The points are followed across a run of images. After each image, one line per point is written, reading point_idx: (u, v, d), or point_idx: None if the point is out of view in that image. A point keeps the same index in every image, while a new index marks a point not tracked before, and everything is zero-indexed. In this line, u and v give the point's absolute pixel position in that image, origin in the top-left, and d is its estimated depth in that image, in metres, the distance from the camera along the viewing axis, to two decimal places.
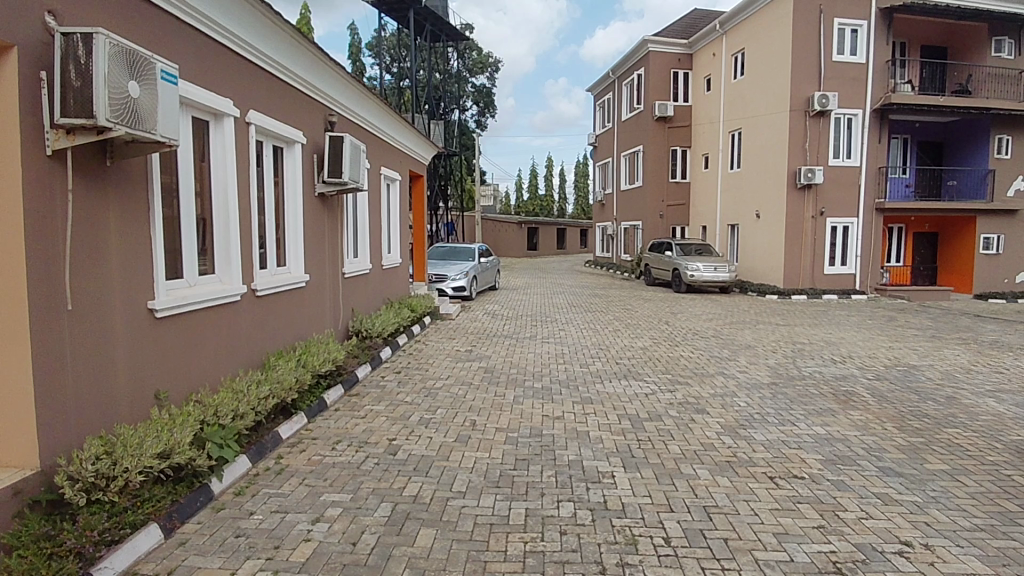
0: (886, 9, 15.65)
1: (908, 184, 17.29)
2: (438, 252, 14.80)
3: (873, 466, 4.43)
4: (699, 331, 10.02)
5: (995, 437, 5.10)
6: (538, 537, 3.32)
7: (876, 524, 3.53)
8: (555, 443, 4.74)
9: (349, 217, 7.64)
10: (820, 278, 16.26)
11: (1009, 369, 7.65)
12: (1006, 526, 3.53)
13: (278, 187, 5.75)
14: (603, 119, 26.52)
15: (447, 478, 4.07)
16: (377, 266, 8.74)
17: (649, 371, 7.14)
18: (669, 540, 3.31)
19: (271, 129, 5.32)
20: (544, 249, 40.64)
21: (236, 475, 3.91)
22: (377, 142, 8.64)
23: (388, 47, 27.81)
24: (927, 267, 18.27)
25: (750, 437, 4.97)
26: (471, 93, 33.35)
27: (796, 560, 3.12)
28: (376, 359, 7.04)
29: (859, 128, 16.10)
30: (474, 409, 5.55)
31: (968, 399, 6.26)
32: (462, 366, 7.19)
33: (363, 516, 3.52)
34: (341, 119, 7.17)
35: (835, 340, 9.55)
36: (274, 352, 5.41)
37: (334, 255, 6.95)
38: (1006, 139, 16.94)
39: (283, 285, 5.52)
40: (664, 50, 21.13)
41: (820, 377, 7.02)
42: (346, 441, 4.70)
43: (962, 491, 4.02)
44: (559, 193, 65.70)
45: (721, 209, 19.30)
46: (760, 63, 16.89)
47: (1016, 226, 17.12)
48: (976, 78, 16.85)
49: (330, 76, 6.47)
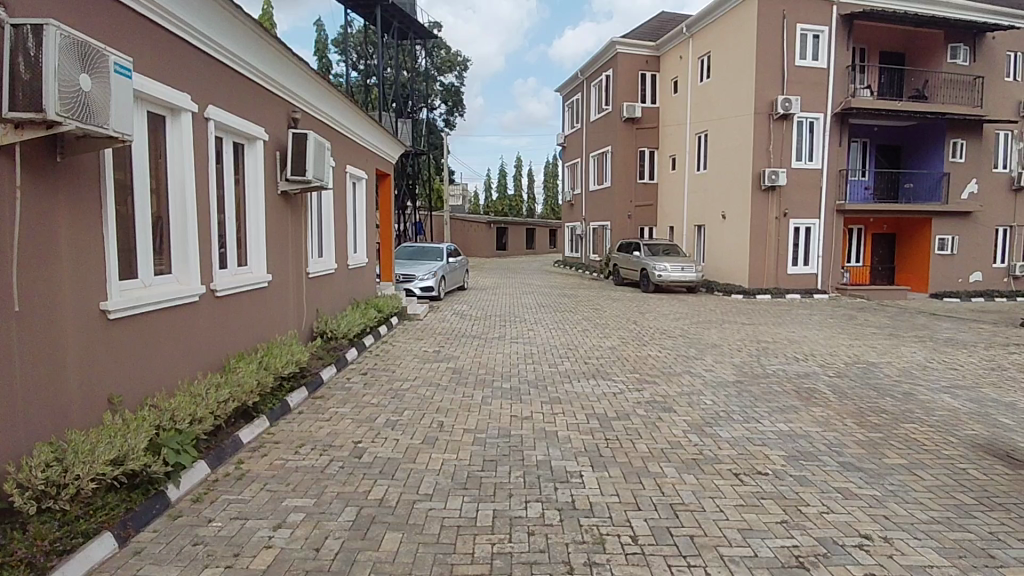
0: (846, 16, 16.08)
1: (867, 186, 17.79)
2: (406, 252, 14.64)
3: (833, 461, 4.53)
4: (666, 331, 10.13)
5: (950, 431, 5.28)
6: (506, 538, 3.30)
7: (836, 518, 3.61)
8: (524, 444, 4.72)
9: (313, 216, 7.49)
10: (784, 278, 16.61)
11: (962, 365, 7.93)
12: (961, 518, 3.64)
13: (239, 185, 5.61)
14: (573, 119, 26.64)
15: (414, 480, 4.02)
16: (342, 266, 8.60)
17: (617, 370, 7.17)
18: (637, 538, 3.31)
19: (231, 126, 5.18)
20: (513, 249, 40.59)
21: (193, 481, 3.80)
22: (343, 140, 8.49)
23: (354, 43, 27.41)
24: (885, 267, 18.81)
25: (715, 435, 5.03)
26: (439, 91, 33.17)
27: (759, 555, 3.17)
28: (341, 360, 6.93)
29: (820, 131, 16.49)
30: (442, 411, 5.50)
31: (924, 395, 6.46)
32: (430, 367, 7.13)
33: (326, 521, 3.45)
34: (305, 117, 7.03)
35: (797, 338, 9.74)
36: (235, 355, 5.29)
37: (298, 255, 6.82)
38: (960, 143, 17.58)
39: (243, 285, 5.37)
40: (632, 51, 21.34)
41: (783, 375, 7.14)
42: (309, 444, 4.60)
43: (919, 484, 4.14)
44: (528, 193, 65.66)
45: (687, 209, 19.57)
46: (725, 66, 17.18)
47: (968, 228, 17.81)
48: (932, 84, 17.43)
49: (294, 71, 6.33)
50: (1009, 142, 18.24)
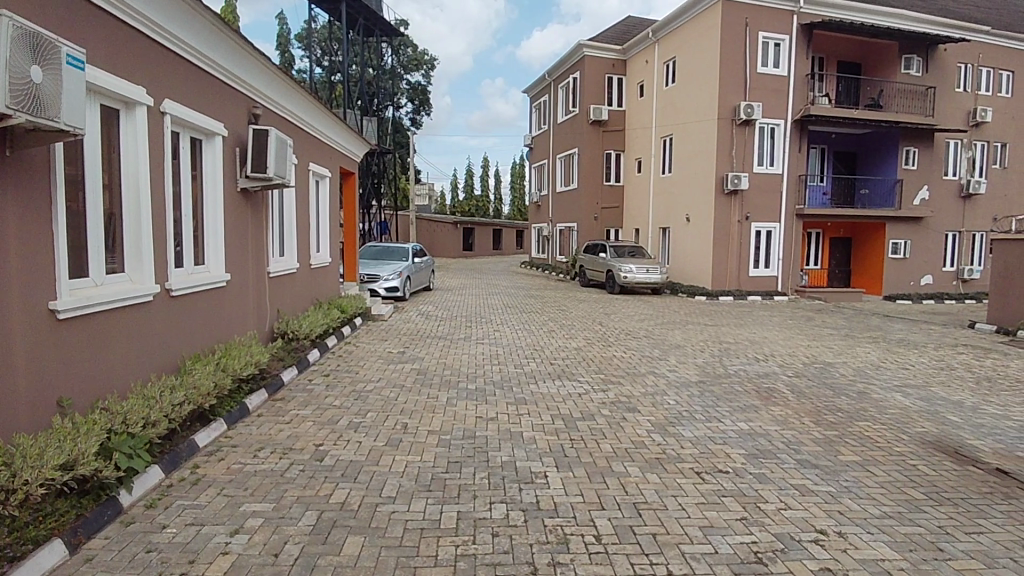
0: (806, 25, 16.54)
1: (825, 191, 18.34)
2: (371, 251, 14.49)
3: (791, 458, 4.64)
4: (631, 331, 10.26)
5: (900, 429, 5.46)
6: (469, 540, 3.28)
7: (793, 514, 3.69)
8: (489, 445, 4.70)
9: (274, 214, 7.33)
10: (746, 280, 16.99)
11: (913, 365, 8.22)
12: (911, 512, 3.76)
13: (196, 182, 5.45)
14: (540, 120, 26.75)
15: (376, 483, 3.96)
16: (305, 266, 8.44)
17: (582, 371, 7.23)
18: (600, 538, 3.33)
19: (188, 120, 5.03)
20: (480, 250, 40.56)
21: (146, 486, 3.67)
22: (306, 138, 8.34)
23: (319, 39, 26.99)
24: (841, 270, 19.43)
25: (678, 434, 5.10)
26: (406, 90, 32.96)
27: (719, 552, 3.22)
28: (303, 361, 6.80)
29: (781, 138, 16.91)
30: (406, 412, 5.43)
31: (877, 393, 6.69)
32: (394, 368, 7.07)
33: (285, 525, 3.37)
34: (266, 113, 6.88)
35: (757, 339, 9.97)
36: (191, 356, 5.13)
37: (258, 254, 6.66)
38: (912, 151, 18.30)
39: (200, 285, 5.22)
40: (599, 55, 21.55)
41: (744, 375, 7.30)
42: (268, 448, 4.50)
43: (871, 480, 4.26)
44: (495, 194, 65.63)
45: (653, 212, 19.84)
46: (690, 71, 17.49)
47: (920, 233, 18.53)
48: (887, 93, 18.04)
49: (255, 67, 6.20)
50: (959, 151, 19.01)
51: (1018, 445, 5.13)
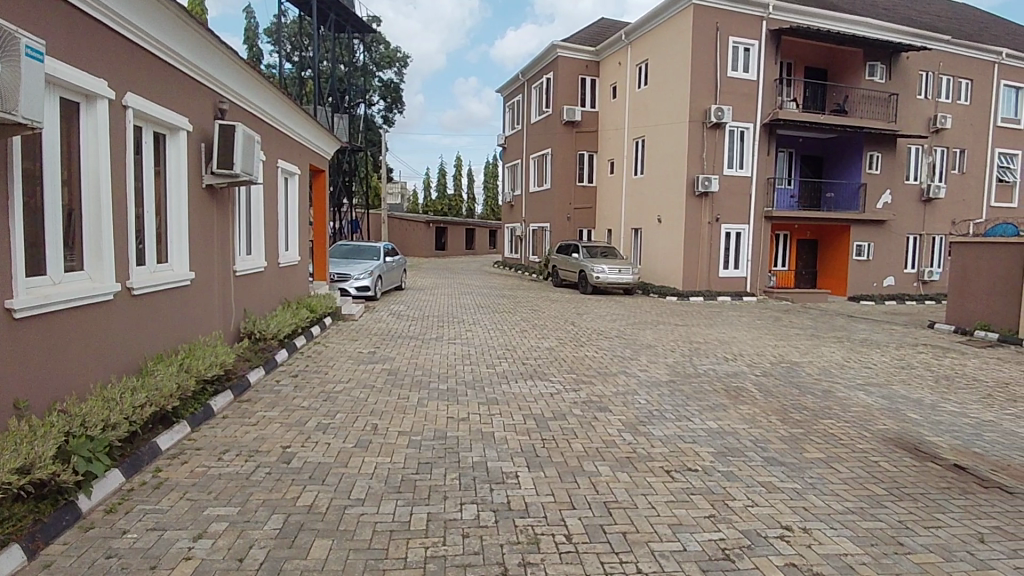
0: (774, 31, 16.87)
1: (793, 194, 18.71)
2: (341, 250, 14.32)
3: (758, 456, 4.71)
4: (603, 331, 10.32)
5: (863, 426, 5.60)
6: (440, 541, 3.26)
7: (760, 511, 3.75)
8: (459, 445, 4.67)
9: (241, 212, 7.18)
10: (715, 281, 17.26)
11: (875, 364, 8.44)
12: (872, 508, 3.86)
13: (159, 178, 5.30)
14: (513, 120, 26.77)
15: (344, 485, 3.90)
16: (273, 264, 8.28)
17: (554, 371, 7.24)
18: (570, 537, 3.34)
19: (151, 114, 4.90)
20: (453, 250, 40.43)
21: (107, 490, 3.56)
22: (274, 134, 8.20)
23: (288, 34, 26.58)
24: (808, 271, 19.85)
25: (648, 433, 5.14)
26: (378, 87, 32.68)
27: (688, 549, 3.25)
28: (270, 362, 6.67)
29: (750, 141, 17.21)
30: (376, 413, 5.37)
31: (841, 392, 6.84)
32: (364, 368, 7.00)
33: (250, 529, 3.30)
34: (233, 108, 6.74)
35: (726, 339, 10.12)
36: (153, 357, 4.99)
37: (224, 252, 6.52)
38: (876, 156, 18.85)
39: (163, 283, 5.08)
40: (572, 56, 21.66)
41: (713, 374, 7.40)
42: (234, 450, 4.40)
43: (835, 477, 4.36)
44: (468, 193, 65.47)
45: (625, 212, 20.00)
46: (662, 74, 17.67)
47: (882, 236, 19.05)
48: (851, 99, 18.52)
49: (222, 61, 6.07)
50: (920, 156, 19.60)
51: (975, 442, 5.30)
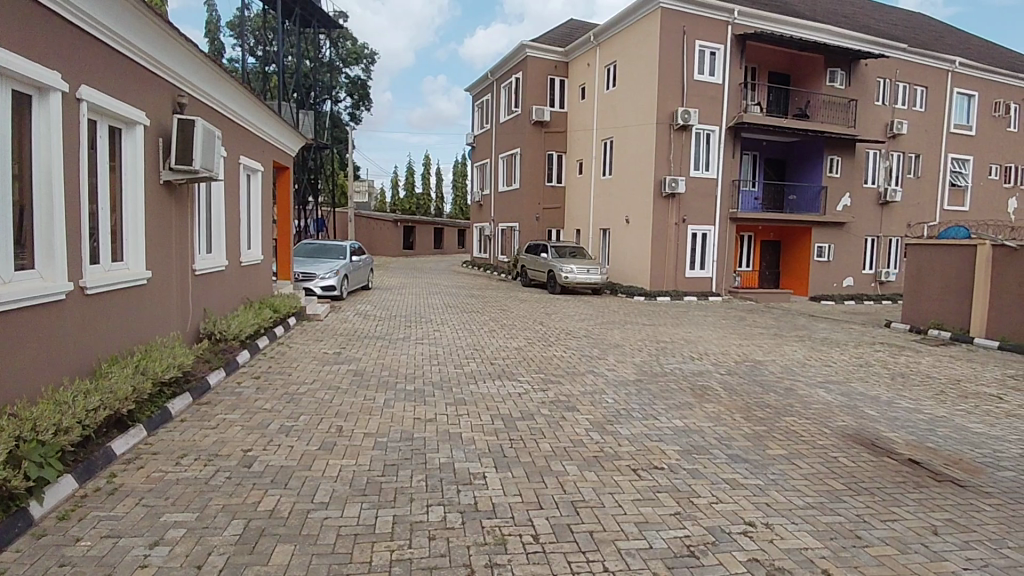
0: (739, 36, 17.20)
1: (757, 197, 19.12)
2: (305, 249, 14.10)
3: (722, 454, 4.79)
4: (571, 331, 10.37)
5: (823, 423, 5.75)
6: (405, 544, 3.21)
7: (724, 507, 3.81)
8: (426, 447, 4.63)
9: (201, 208, 6.99)
10: (682, 281, 17.52)
11: (835, 362, 8.68)
12: (832, 502, 3.95)
13: (114, 173, 5.12)
14: (482, 119, 26.73)
15: (308, 488, 3.83)
16: (234, 263, 8.08)
17: (522, 370, 7.24)
18: (537, 537, 3.33)
19: (107, 108, 4.72)
20: (421, 249, 40.20)
21: (60, 497, 3.43)
22: (236, 130, 8.02)
23: (251, 27, 26.02)
24: (771, 272, 20.29)
25: (615, 432, 5.18)
26: (344, 84, 32.30)
27: (653, 547, 3.28)
28: (231, 363, 6.51)
29: (716, 143, 17.50)
30: (341, 415, 5.29)
31: (802, 390, 7.01)
32: (330, 369, 6.88)
33: (209, 536, 3.21)
34: (192, 102, 6.55)
35: (692, 338, 10.27)
36: (107, 359, 4.81)
37: (183, 249, 6.34)
38: (836, 160, 19.37)
39: (118, 282, 4.90)
40: (541, 56, 21.72)
41: (679, 373, 7.50)
42: (192, 455, 4.28)
43: (796, 472, 4.46)
44: (437, 192, 65.11)
45: (593, 213, 20.14)
46: (630, 76, 17.85)
47: (842, 237, 19.60)
48: (813, 104, 18.96)
49: (181, 53, 5.90)
50: (878, 160, 20.22)
51: (928, 437, 5.49)
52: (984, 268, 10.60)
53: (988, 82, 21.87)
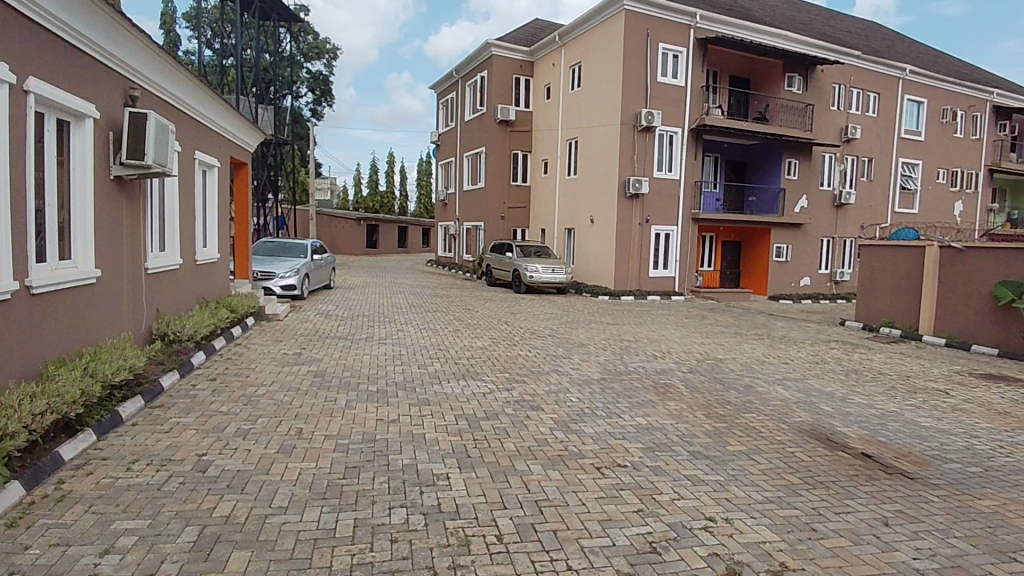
0: (701, 40, 17.50)
1: (718, 197, 19.49)
2: (265, 248, 13.80)
3: (684, 451, 4.85)
4: (536, 331, 10.37)
5: (781, 419, 5.89)
6: (367, 547, 3.16)
7: (686, 503, 3.86)
8: (389, 448, 4.57)
9: (153, 204, 6.74)
10: (646, 280, 17.76)
11: (792, 360, 8.90)
12: (788, 497, 4.05)
13: (61, 168, 4.91)
14: (447, 118, 26.58)
15: (265, 493, 3.74)
16: (188, 262, 7.82)
17: (487, 370, 7.20)
18: (502, 537, 3.32)
19: (55, 100, 4.52)
20: (384, 248, 39.81)
21: (6, 505, 3.27)
22: (191, 125, 7.78)
23: (208, 19, 25.33)
24: (732, 271, 20.71)
25: (579, 431, 5.21)
26: (305, 79, 31.75)
27: (616, 544, 3.30)
28: (185, 365, 6.30)
29: (678, 145, 17.78)
30: (301, 417, 5.18)
31: (761, 387, 7.17)
32: (289, 371, 6.73)
33: (163, 543, 3.10)
34: (145, 95, 6.32)
35: (655, 337, 10.40)
36: (55, 361, 4.59)
37: (134, 247, 6.10)
38: (794, 162, 19.90)
39: (66, 282, 4.70)
40: (506, 55, 21.72)
41: (642, 372, 7.59)
42: (144, 460, 4.12)
43: (755, 468, 4.55)
44: (401, 190, 64.47)
45: (558, 212, 20.24)
46: (595, 77, 17.97)
47: (799, 238, 20.16)
48: (772, 108, 19.48)
49: (134, 45, 5.69)
50: (833, 164, 20.85)
51: (880, 431, 5.68)
52: (932, 267, 11.04)
53: (936, 90, 22.78)
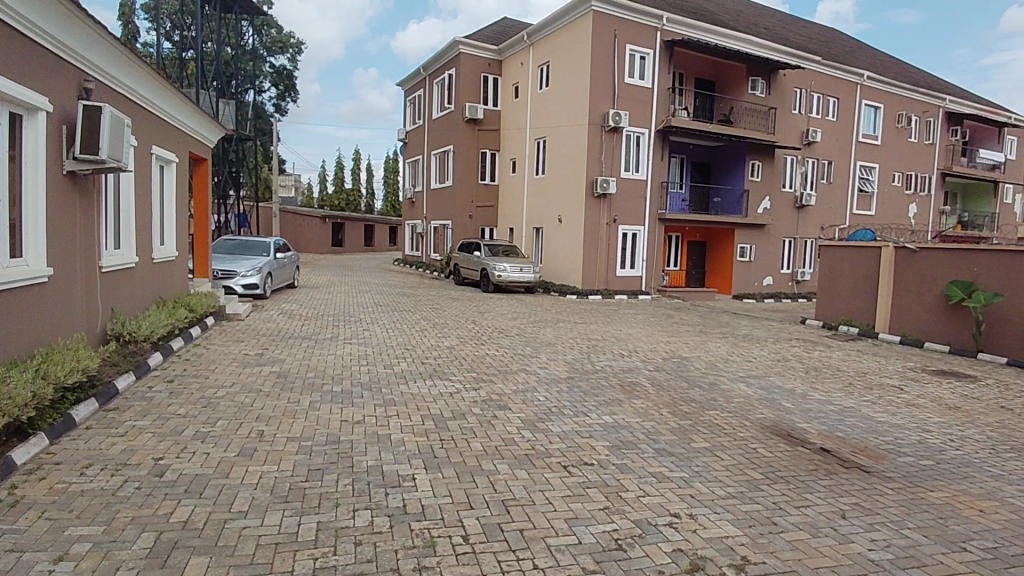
0: (667, 42, 17.74)
1: (684, 198, 19.78)
2: (226, 246, 13.50)
3: (650, 448, 4.91)
4: (505, 330, 10.35)
5: (744, 416, 6.01)
6: (330, 551, 3.11)
7: (651, 500, 3.90)
8: (353, 449, 4.51)
9: (107, 201, 6.51)
10: (613, 279, 17.93)
11: (755, 358, 9.09)
12: (751, 492, 4.13)
13: (12, 163, 4.70)
14: (415, 115, 26.37)
15: (225, 497, 3.64)
16: (144, 260, 7.57)
17: (454, 370, 7.17)
18: (468, 537, 3.30)
19: (8, 91, 4.35)
20: (350, 246, 39.32)
21: None
22: (148, 119, 7.53)
23: (167, 11, 24.61)
24: (697, 271, 21.05)
25: (547, 429, 5.22)
26: (269, 73, 31.17)
27: (583, 542, 3.31)
28: (141, 367, 6.10)
29: (645, 146, 17.99)
30: (262, 419, 5.06)
31: (725, 384, 7.31)
32: (250, 372, 6.58)
33: (118, 549, 3.00)
34: (100, 88, 6.10)
35: (622, 336, 10.51)
36: (4, 362, 4.40)
37: (87, 245, 5.88)
38: (757, 164, 20.33)
39: (16, 280, 4.50)
40: (474, 53, 21.65)
41: (609, 370, 7.66)
42: (98, 464, 3.98)
43: (719, 464, 4.63)
44: (368, 188, 63.69)
45: (527, 211, 20.26)
46: (563, 76, 18.05)
47: (762, 239, 20.62)
48: (736, 111, 19.86)
49: (89, 37, 5.49)
50: (794, 166, 21.38)
51: (838, 426, 5.84)
52: (888, 268, 11.41)
53: (892, 95, 23.55)
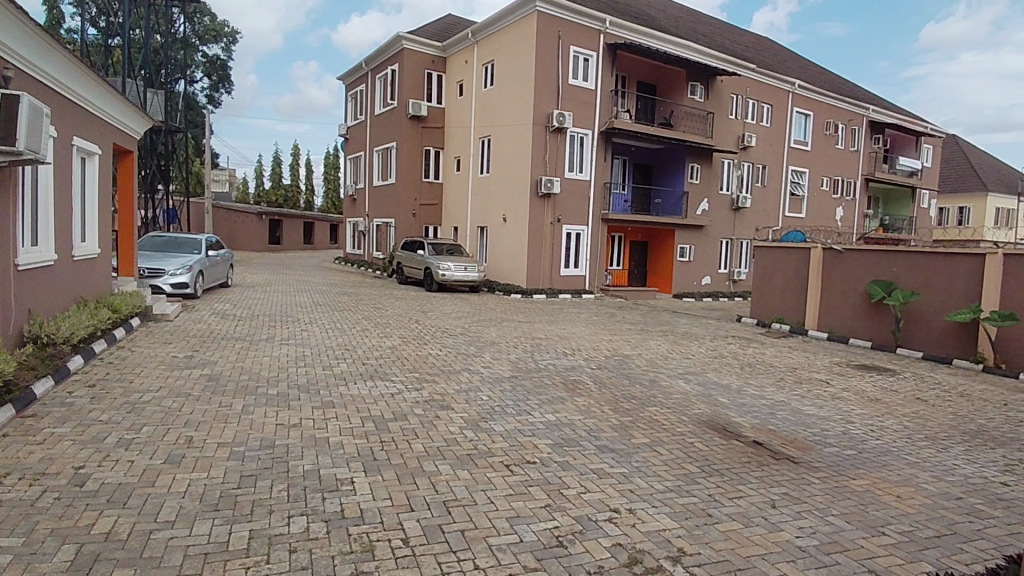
0: (610, 45, 18.06)
1: (626, 199, 20.17)
2: (153, 243, 12.86)
3: (591, 445, 4.99)
4: (448, 330, 10.27)
5: (681, 411, 6.19)
6: (263, 560, 3.01)
7: (591, 496, 3.96)
8: (289, 454, 4.38)
9: (24, 195, 6.10)
10: (557, 278, 18.10)
11: (692, 355, 9.36)
12: (687, 485, 4.25)
13: None
14: (357, 110, 25.85)
15: (150, 507, 3.47)
16: (63, 257, 7.12)
17: (396, 370, 7.07)
18: (408, 540, 3.26)
19: None
20: (289, 244, 38.16)
21: None
22: (68, 108, 7.09)
23: None
24: (638, 270, 21.52)
25: (489, 429, 5.23)
26: (200, 63, 29.89)
27: (524, 540, 3.33)
28: (61, 371, 5.74)
29: (589, 146, 18.26)
30: (191, 424, 4.85)
31: (664, 381, 7.50)
32: (180, 375, 6.30)
33: (36, 564, 2.82)
34: (19, 77, 5.71)
35: (565, 335, 10.61)
36: None
37: (3, 241, 5.49)
38: (696, 167, 20.96)
39: None
40: (419, 49, 21.41)
41: (552, 369, 7.72)
42: (13, 474, 3.72)
43: (658, 459, 4.75)
44: (308, 184, 61.94)
45: (471, 210, 20.19)
46: (508, 76, 18.08)
47: (700, 239, 21.28)
48: (676, 114, 20.42)
49: (7, 22, 5.12)
50: (731, 169, 22.14)
51: (769, 420, 6.09)
52: (817, 268, 11.97)
53: (821, 104, 24.76)
